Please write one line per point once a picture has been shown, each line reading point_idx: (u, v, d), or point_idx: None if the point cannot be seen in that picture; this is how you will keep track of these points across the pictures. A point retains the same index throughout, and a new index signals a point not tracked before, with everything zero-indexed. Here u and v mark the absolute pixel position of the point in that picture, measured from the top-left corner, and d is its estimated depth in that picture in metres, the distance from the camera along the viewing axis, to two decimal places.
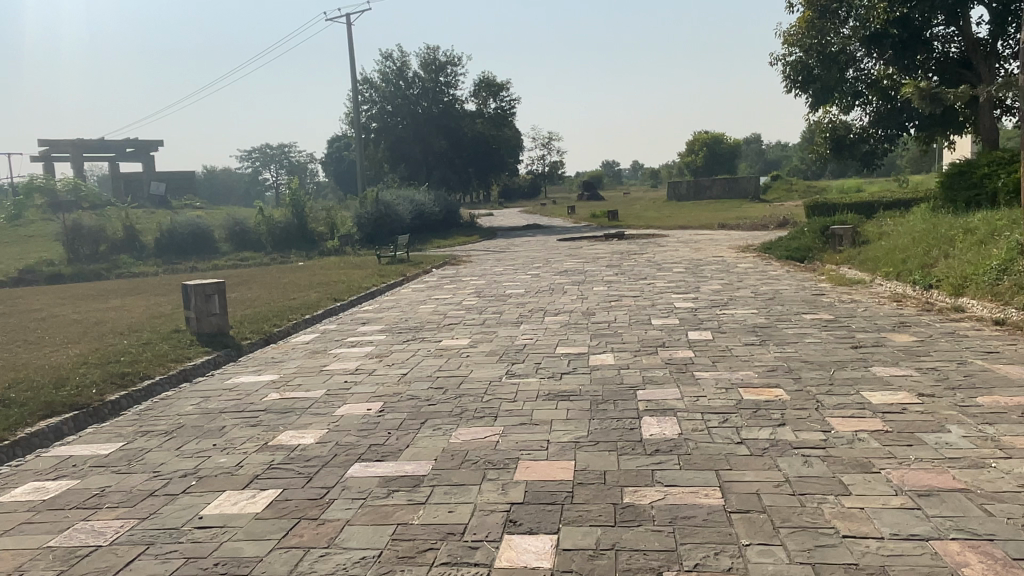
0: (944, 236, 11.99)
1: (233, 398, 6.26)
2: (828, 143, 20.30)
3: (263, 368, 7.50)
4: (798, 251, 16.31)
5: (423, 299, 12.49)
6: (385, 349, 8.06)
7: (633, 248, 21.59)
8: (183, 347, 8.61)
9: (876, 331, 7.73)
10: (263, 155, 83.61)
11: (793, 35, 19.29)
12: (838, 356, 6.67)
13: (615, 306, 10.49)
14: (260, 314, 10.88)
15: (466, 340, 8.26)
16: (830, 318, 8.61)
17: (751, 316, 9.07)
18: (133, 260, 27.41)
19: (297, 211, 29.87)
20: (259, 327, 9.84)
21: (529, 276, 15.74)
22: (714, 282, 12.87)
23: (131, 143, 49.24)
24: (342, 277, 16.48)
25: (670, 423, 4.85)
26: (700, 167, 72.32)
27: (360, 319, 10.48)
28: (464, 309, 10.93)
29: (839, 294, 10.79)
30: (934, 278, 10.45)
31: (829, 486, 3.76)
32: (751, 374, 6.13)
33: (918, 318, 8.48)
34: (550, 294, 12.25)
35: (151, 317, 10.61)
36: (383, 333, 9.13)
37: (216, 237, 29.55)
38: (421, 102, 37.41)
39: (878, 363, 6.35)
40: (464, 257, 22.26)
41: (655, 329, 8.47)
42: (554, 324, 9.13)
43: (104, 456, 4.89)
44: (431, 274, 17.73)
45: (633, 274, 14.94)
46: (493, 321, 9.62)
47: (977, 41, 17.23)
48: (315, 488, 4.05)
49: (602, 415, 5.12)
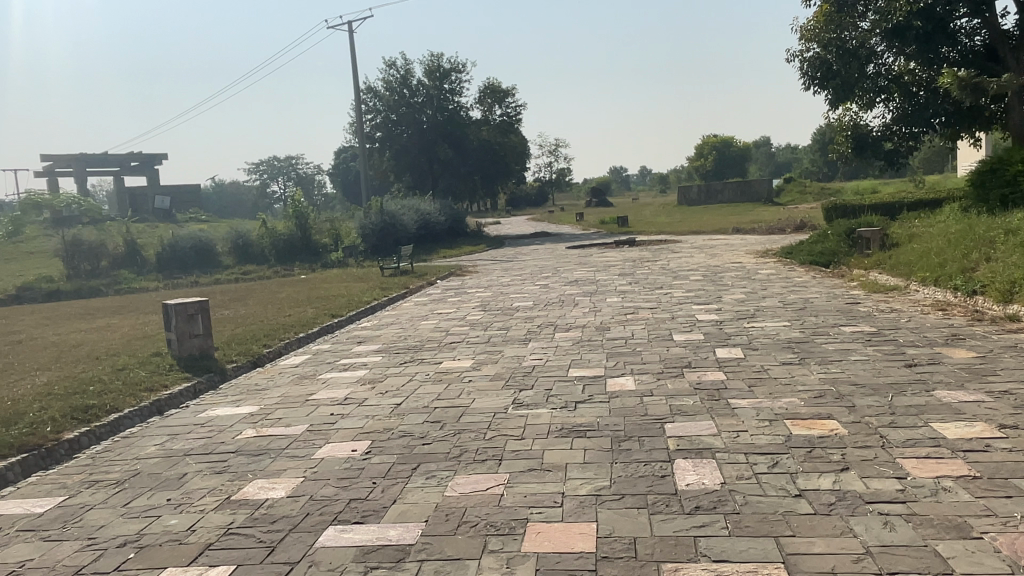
0: (982, 238, 11.14)
1: (202, 436, 5.48)
2: (849, 141, 19.55)
3: (243, 397, 6.74)
4: (823, 256, 15.49)
5: (426, 314, 11.73)
6: (380, 373, 7.28)
7: (645, 255, 20.80)
8: (160, 373, 7.87)
9: (929, 347, 6.87)
10: (271, 168, 83.19)
11: (810, 30, 18.57)
12: (893, 378, 5.82)
13: (632, 319, 9.67)
14: (250, 334, 10.13)
15: (469, 362, 7.48)
16: (872, 332, 7.76)
17: (783, 329, 8.26)
18: (134, 275, 26.84)
19: (301, 223, 29.18)
20: (247, 349, 9.11)
21: (538, 286, 15.00)
22: (737, 291, 12.06)
23: (136, 157, 48.98)
24: (343, 291, 15.79)
25: (710, 469, 4.05)
26: (709, 171, 71.42)
27: (357, 338, 9.72)
28: (469, 324, 10.16)
29: (874, 302, 9.95)
30: (978, 283, 9.59)
31: (924, 560, 2.94)
32: (796, 401, 5.31)
33: (972, 329, 7.62)
34: (561, 306, 11.49)
35: (134, 338, 9.91)
36: (380, 354, 8.35)
37: (218, 251, 28.95)
38: (426, 109, 36.77)
39: (941, 386, 5.52)
40: (472, 267, 21.50)
41: (678, 347, 7.65)
42: (566, 342, 8.34)
43: (38, 518, 4.13)
44: (435, 285, 17.03)
45: (648, 283, 14.13)
46: (500, 338, 8.83)
47: (1004, 33, 16.33)
48: (276, 564, 3.26)
49: (629, 457, 4.34)
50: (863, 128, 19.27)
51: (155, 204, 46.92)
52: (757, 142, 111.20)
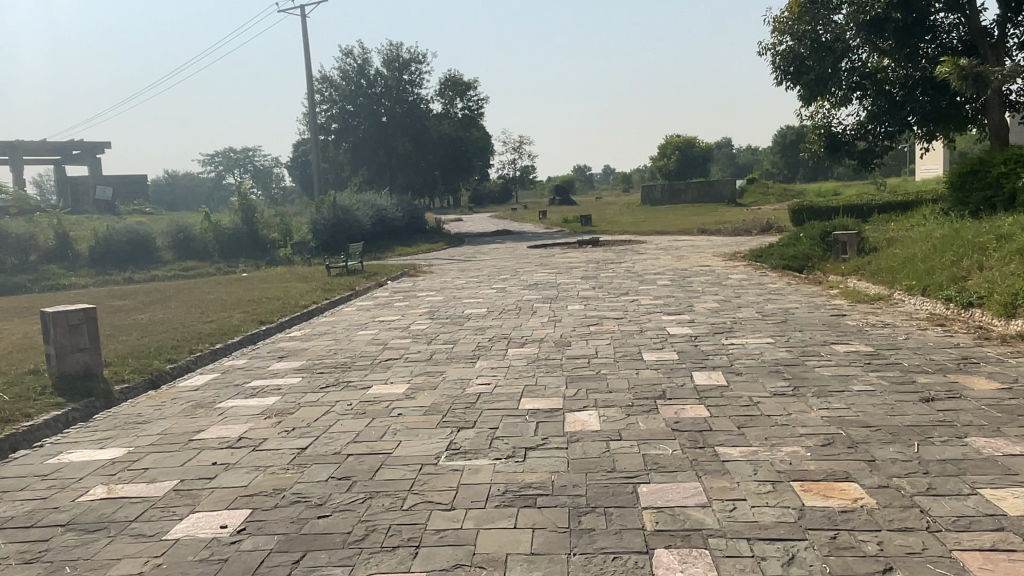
0: (972, 243, 10.25)
1: (35, 501, 4.17)
2: (822, 140, 18.76)
3: (113, 436, 5.42)
4: (796, 261, 14.59)
5: (364, 322, 10.40)
6: (292, 401, 6.00)
7: (609, 257, 19.68)
8: (28, 397, 6.49)
9: (941, 374, 5.85)
10: (227, 160, 81.51)
11: (783, 22, 17.70)
12: (913, 419, 4.76)
13: (595, 332, 8.52)
14: (154, 345, 8.75)
15: (402, 387, 6.24)
16: (869, 352, 6.76)
17: (768, 347, 7.22)
18: (64, 271, 24.85)
19: (246, 217, 27.98)
20: (146, 366, 7.74)
21: (495, 290, 13.87)
22: (709, 299, 11.03)
23: (77, 145, 46.70)
24: (280, 293, 14.43)
25: (704, 570, 2.91)
26: (672, 171, 70.87)
27: (279, 351, 8.41)
28: (411, 336, 8.95)
29: (862, 315, 8.98)
30: (973, 294, 8.72)
31: None
32: (801, 452, 4.21)
33: (982, 351, 6.64)
34: (517, 315, 10.34)
35: (14, 350, 8.47)
36: (299, 373, 7.06)
37: (158, 246, 27.11)
38: (384, 101, 35.32)
39: (975, 430, 4.47)
40: (426, 267, 20.23)
41: (649, 370, 6.52)
42: (519, 361, 7.13)
43: None
44: (383, 287, 15.78)
45: (612, 288, 13.04)
46: (442, 356, 7.60)
47: (982, 30, 15.66)
48: None
49: (592, 544, 3.19)
50: (836, 126, 18.52)
51: (96, 195, 44.69)
52: (719, 144, 111.91)
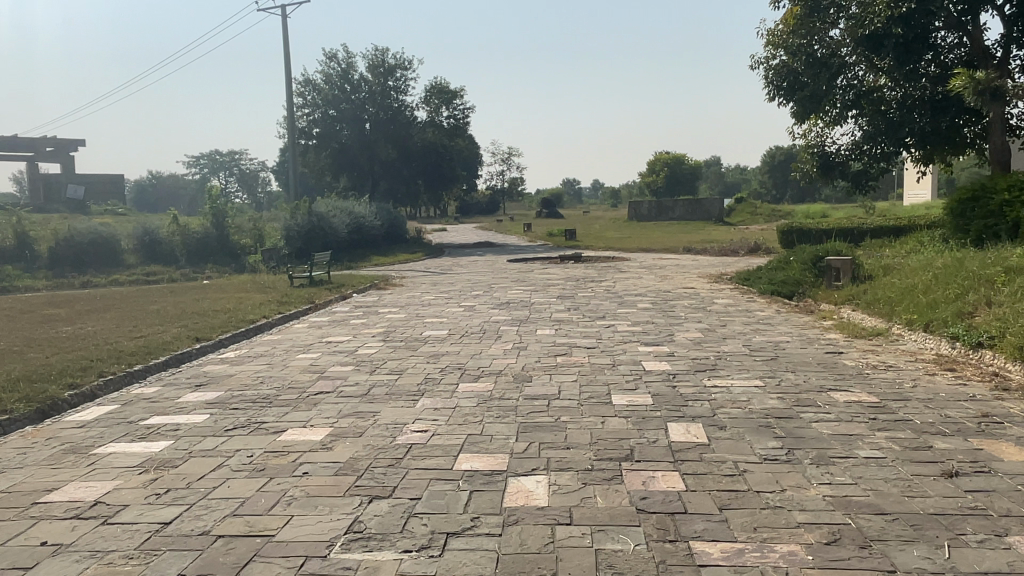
0: (980, 275, 9.37)
1: None
2: (814, 160, 17.98)
3: None
4: (785, 286, 13.67)
5: (309, 343, 9.34)
6: (183, 449, 4.95)
7: (591, 275, 18.68)
8: None
9: (962, 438, 4.89)
10: (212, 163, 80.31)
11: (778, 35, 16.99)
12: (937, 504, 3.79)
13: (563, 365, 7.53)
14: (59, 366, 7.64)
15: (320, 434, 5.21)
16: (874, 404, 5.79)
17: (756, 393, 6.24)
18: (19, 271, 23.48)
19: (217, 221, 26.90)
20: (38, 392, 6.62)
21: (463, 308, 12.85)
22: (692, 327, 10.05)
23: (51, 142, 45.37)
24: (232, 304, 13.37)
25: None
26: (660, 188, 70.35)
27: (199, 378, 7.32)
28: (355, 363, 7.91)
29: (860, 353, 8.04)
30: (983, 333, 7.81)
31: None
32: (799, 555, 3.23)
33: (1003, 407, 5.68)
34: (479, 340, 9.31)
35: None
36: (209, 410, 6.00)
37: (121, 248, 25.81)
38: (368, 106, 34.35)
39: (1017, 526, 3.51)
40: (398, 280, 19.15)
41: (617, 418, 5.51)
42: (468, 401, 6.10)
43: None
44: (347, 301, 14.75)
45: (589, 310, 12.07)
46: (381, 391, 6.57)
47: (985, 50, 14.96)
48: None
49: None
50: (830, 146, 17.76)
51: (68, 194, 43.49)
52: (708, 163, 111.69)
